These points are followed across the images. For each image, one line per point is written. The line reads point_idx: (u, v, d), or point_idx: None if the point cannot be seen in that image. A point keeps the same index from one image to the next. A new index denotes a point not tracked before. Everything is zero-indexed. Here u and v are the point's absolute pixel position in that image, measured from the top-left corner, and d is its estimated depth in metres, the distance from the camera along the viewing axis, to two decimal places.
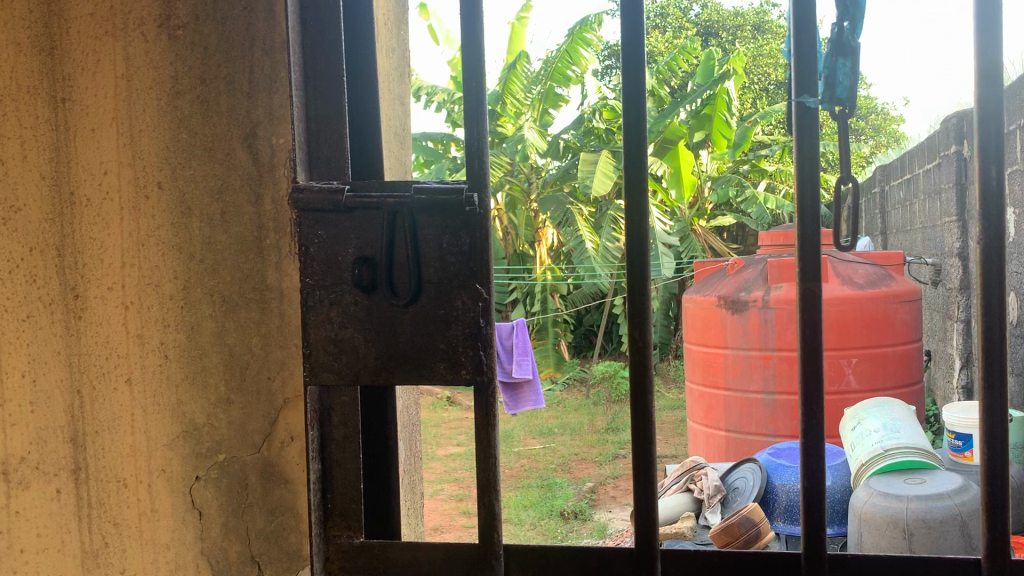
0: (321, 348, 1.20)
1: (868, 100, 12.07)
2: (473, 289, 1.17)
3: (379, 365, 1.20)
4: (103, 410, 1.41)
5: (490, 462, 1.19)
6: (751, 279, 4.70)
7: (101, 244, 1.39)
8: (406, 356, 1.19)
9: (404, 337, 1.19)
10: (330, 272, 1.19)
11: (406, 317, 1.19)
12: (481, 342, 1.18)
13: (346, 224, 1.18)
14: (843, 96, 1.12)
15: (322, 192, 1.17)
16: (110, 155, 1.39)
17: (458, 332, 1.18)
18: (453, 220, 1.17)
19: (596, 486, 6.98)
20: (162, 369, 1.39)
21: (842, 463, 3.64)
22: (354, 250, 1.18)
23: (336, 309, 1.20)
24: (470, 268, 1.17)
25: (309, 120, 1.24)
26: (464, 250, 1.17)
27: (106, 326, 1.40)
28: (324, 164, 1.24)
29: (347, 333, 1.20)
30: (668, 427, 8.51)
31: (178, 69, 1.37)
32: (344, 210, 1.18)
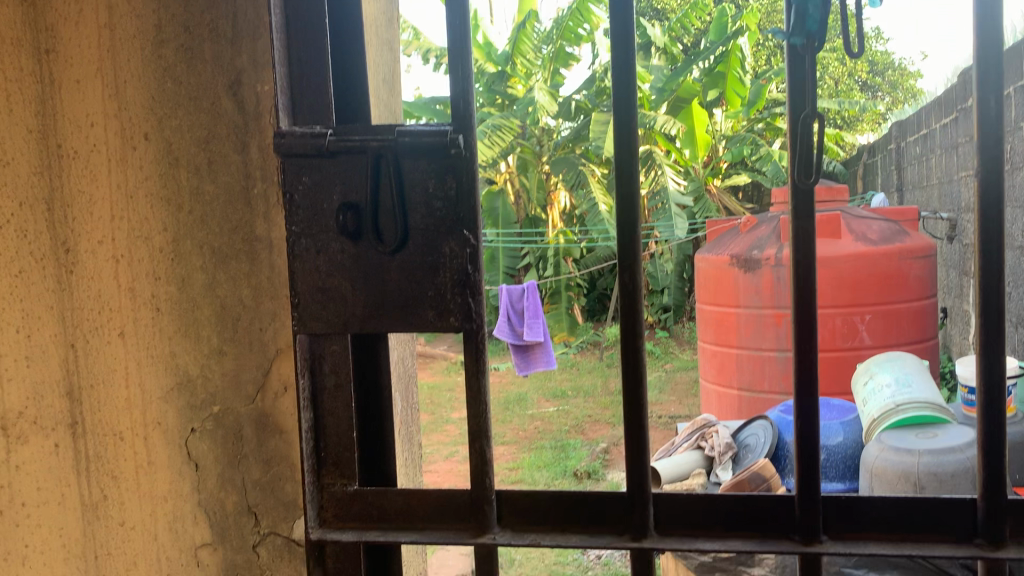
0: (310, 296, 1.20)
1: (885, 56, 11.85)
2: (461, 234, 1.15)
3: (368, 313, 1.19)
4: (98, 363, 1.41)
5: (481, 408, 1.18)
6: (764, 238, 4.63)
7: (90, 197, 1.38)
8: (395, 303, 1.18)
9: (392, 284, 1.18)
10: (315, 219, 1.18)
11: (393, 264, 1.17)
12: (470, 288, 1.16)
13: (330, 170, 1.17)
14: (811, 30, 1.03)
15: (304, 136, 1.16)
16: (96, 107, 1.37)
17: (447, 278, 1.16)
18: (439, 163, 1.14)
19: (610, 447, 7.01)
20: (154, 322, 1.39)
21: (853, 419, 3.63)
22: (339, 197, 1.17)
23: (323, 257, 1.18)
24: (457, 213, 1.15)
25: (291, 64, 1.22)
26: (450, 194, 1.15)
27: (98, 280, 1.40)
28: (308, 109, 1.22)
29: (334, 281, 1.19)
30: (682, 388, 8.51)
31: (161, 17, 1.35)
32: (328, 155, 1.16)
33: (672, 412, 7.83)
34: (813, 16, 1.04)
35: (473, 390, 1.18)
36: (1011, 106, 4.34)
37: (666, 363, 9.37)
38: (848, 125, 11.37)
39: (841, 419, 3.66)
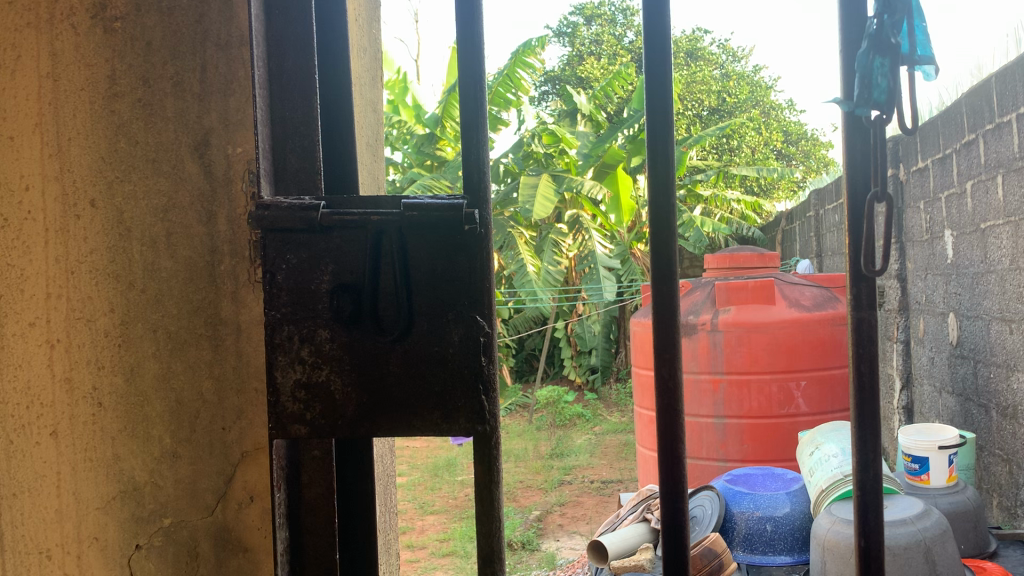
0: (291, 394, 1.02)
1: (798, 127, 12.21)
2: (472, 321, 0.99)
3: (362, 414, 1.01)
4: (23, 468, 1.20)
5: (494, 527, 1.02)
6: (699, 301, 3.86)
7: (21, 272, 1.19)
8: (393, 403, 1.00)
9: (389, 381, 1.00)
10: (300, 303, 1.01)
11: (392, 357, 1.00)
12: (483, 386, 1.00)
13: (320, 247, 1.00)
14: (881, 100, 0.89)
15: (291, 208, 0.99)
16: (33, 168, 1.19)
17: (454, 375, 0.99)
18: (449, 241, 0.99)
19: (543, 515, 6.79)
20: (95, 421, 1.18)
21: (800, 490, 3.12)
22: (331, 276, 1.00)
23: (308, 347, 1.01)
24: (469, 298, 0.99)
25: (274, 122, 1.06)
26: (462, 276, 0.99)
27: (26, 369, 1.19)
28: (293, 178, 1.06)
29: (321, 377, 1.01)
30: (613, 451, 8.36)
31: (116, 67, 1.17)
32: (321, 230, 0.99)
33: (604, 478, 7.67)
34: (879, 85, 0.88)
35: (483, 503, 1.02)
36: (929, 179, 4.34)
37: (596, 426, 9.22)
38: (765, 192, 11.47)
39: (786, 489, 3.12)
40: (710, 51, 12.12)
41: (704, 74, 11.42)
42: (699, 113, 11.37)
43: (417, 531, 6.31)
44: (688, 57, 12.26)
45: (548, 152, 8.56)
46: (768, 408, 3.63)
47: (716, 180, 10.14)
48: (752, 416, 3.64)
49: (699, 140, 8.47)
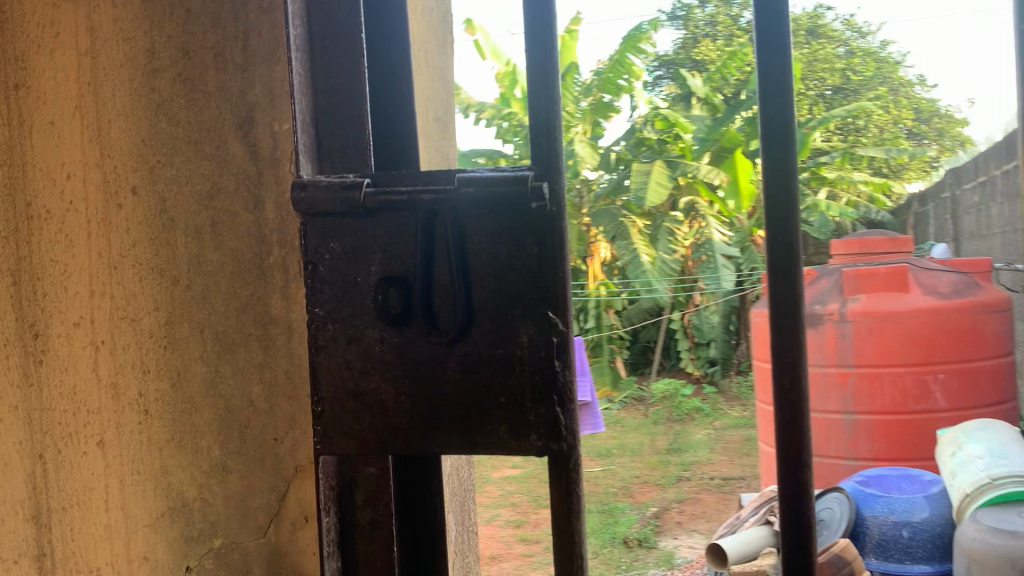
0: (337, 403, 0.87)
1: (931, 104, 11.41)
2: (543, 318, 0.83)
3: (418, 428, 0.86)
4: (71, 480, 1.11)
5: (576, 565, 0.85)
6: (824, 289, 3.50)
7: (64, 268, 1.10)
8: (454, 415, 0.85)
9: (447, 388, 0.85)
10: (344, 298, 0.86)
11: (449, 361, 0.84)
12: (557, 396, 0.83)
13: (365, 232, 0.85)
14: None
15: (330, 188, 0.85)
16: (74, 154, 1.09)
17: (523, 382, 0.83)
18: (513, 224, 0.83)
19: (660, 512, 6.56)
20: (141, 430, 1.08)
21: (941, 492, 2.75)
22: (378, 269, 0.85)
23: (355, 349, 0.86)
24: (538, 290, 0.83)
25: (317, 93, 0.92)
26: (530, 265, 0.83)
27: (72, 373, 1.10)
28: (339, 155, 0.92)
29: (369, 384, 0.86)
30: (733, 447, 8.02)
31: (155, 40, 1.06)
32: (365, 214, 0.85)
33: (725, 474, 7.36)
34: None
35: (562, 537, 0.85)
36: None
37: (715, 421, 8.87)
38: (895, 174, 10.79)
39: (924, 493, 2.75)
40: (834, 27, 11.46)
41: (827, 51, 10.80)
42: (821, 92, 10.77)
43: (531, 525, 6.17)
44: (809, 35, 11.63)
45: (662, 138, 8.24)
46: (902, 404, 3.31)
47: (842, 162, 9.58)
48: (885, 412, 3.33)
49: (823, 121, 7.97)
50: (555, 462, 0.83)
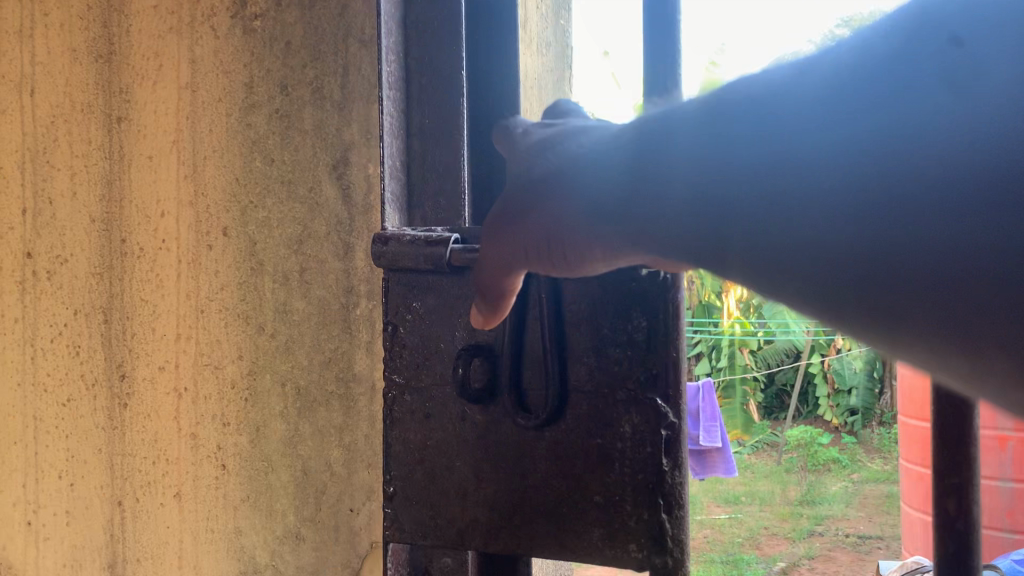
0: (405, 487, 0.71)
1: None
2: (651, 406, 0.63)
3: (497, 528, 0.68)
4: (147, 532, 1.06)
5: None
6: None
7: (154, 308, 1.06)
8: (540, 514, 0.67)
9: (534, 481, 0.67)
10: (422, 367, 0.71)
11: (537, 449, 0.67)
12: (663, 502, 0.63)
13: (452, 291, 0.70)
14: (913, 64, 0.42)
15: (414, 242, 0.70)
16: (170, 191, 1.05)
17: (625, 484, 0.64)
18: (619, 290, 0.65)
19: (789, 567, 6.18)
20: (217, 485, 1.01)
21: None
22: (463, 335, 0.70)
23: (428, 425, 0.71)
24: (647, 370, 0.64)
25: (410, 134, 0.83)
26: (638, 340, 0.64)
27: (154, 419, 1.05)
28: (431, 202, 0.82)
29: (441, 467, 0.70)
30: (872, 504, 7.52)
31: (254, 74, 1.00)
32: (456, 274, 0.69)
33: (862, 532, 6.88)
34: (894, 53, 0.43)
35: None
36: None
37: (853, 473, 8.37)
38: None
39: None
40: None
41: None
42: None
43: None
44: None
45: None
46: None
47: None
48: None
49: None
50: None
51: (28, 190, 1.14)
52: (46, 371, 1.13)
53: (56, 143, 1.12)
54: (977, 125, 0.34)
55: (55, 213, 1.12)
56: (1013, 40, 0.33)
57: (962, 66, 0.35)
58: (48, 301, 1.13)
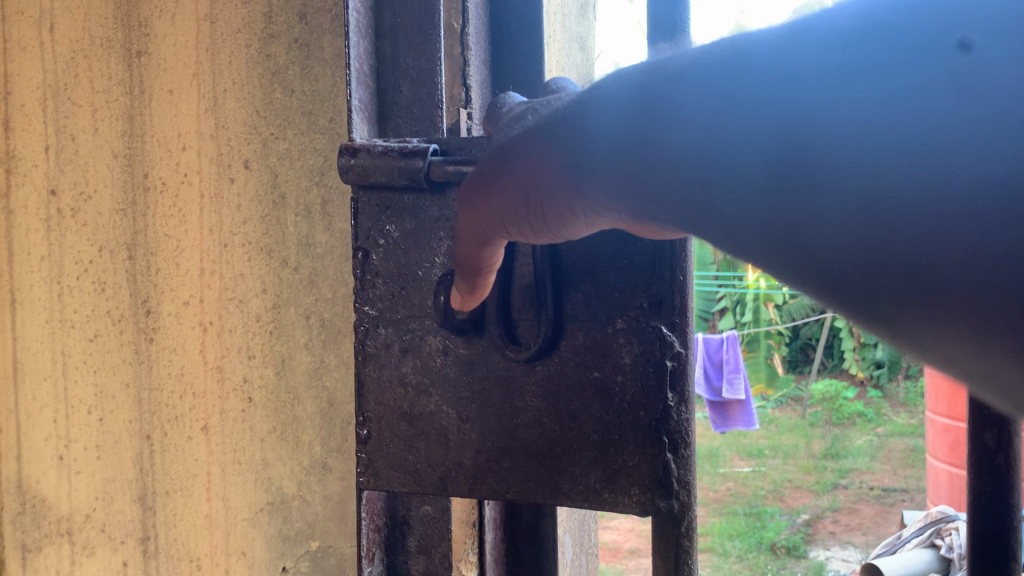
0: (388, 422, 0.76)
1: None
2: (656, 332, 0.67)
3: (486, 466, 0.72)
4: (176, 465, 1.07)
5: None
6: None
7: (177, 243, 1.06)
8: (530, 450, 0.71)
9: (525, 419, 0.71)
10: (401, 296, 0.75)
11: (527, 385, 0.71)
12: (668, 440, 0.66)
13: (431, 214, 0.74)
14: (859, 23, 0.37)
15: (387, 156, 0.74)
16: (190, 125, 1.04)
17: (620, 423, 0.68)
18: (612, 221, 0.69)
19: (812, 520, 6.24)
20: (244, 419, 1.02)
21: None
22: (442, 260, 0.74)
23: (411, 360, 0.75)
24: (651, 298, 0.68)
25: (379, 44, 0.85)
26: (640, 265, 0.68)
27: (180, 353, 1.06)
28: (407, 113, 0.84)
29: (426, 406, 0.75)
30: (897, 458, 7.52)
31: (273, 4, 0.99)
32: (437, 190, 0.73)
33: (886, 485, 6.89)
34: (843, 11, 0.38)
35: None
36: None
37: (879, 427, 8.36)
38: None
39: None
40: None
41: None
42: None
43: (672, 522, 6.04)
44: None
45: None
46: None
47: None
48: None
49: None
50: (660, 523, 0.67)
51: (51, 127, 1.14)
52: (73, 308, 1.14)
53: (77, 79, 1.12)
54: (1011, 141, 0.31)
55: (78, 150, 1.12)
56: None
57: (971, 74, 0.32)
58: (73, 238, 1.13)
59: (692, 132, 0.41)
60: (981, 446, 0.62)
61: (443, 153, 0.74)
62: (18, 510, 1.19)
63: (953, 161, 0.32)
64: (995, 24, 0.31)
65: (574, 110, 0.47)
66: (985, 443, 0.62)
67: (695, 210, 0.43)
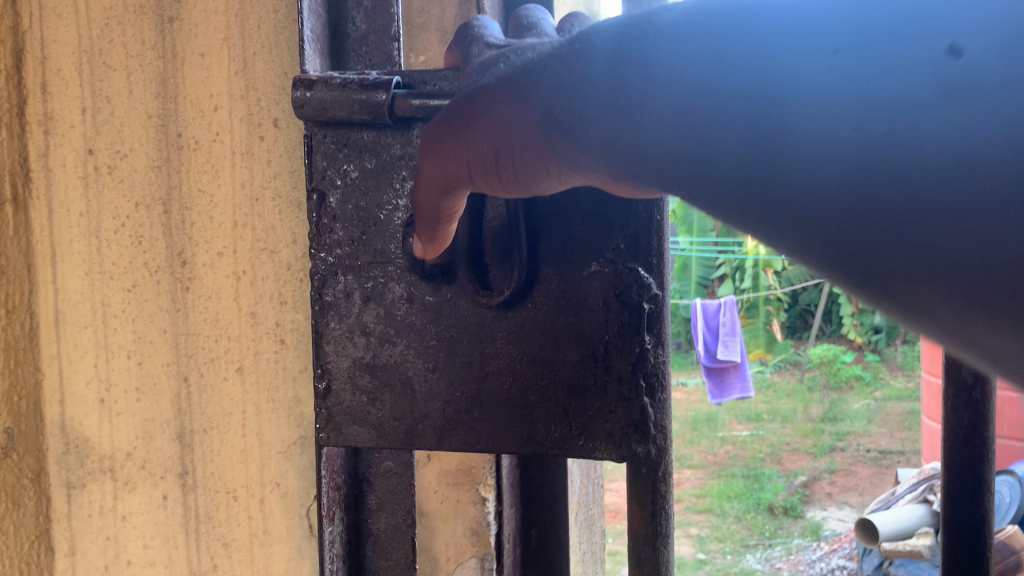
0: (353, 372, 0.85)
1: None
2: (634, 273, 0.75)
3: (456, 415, 0.81)
4: (212, 404, 1.15)
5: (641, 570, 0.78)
6: None
7: (210, 198, 1.13)
8: (500, 397, 0.80)
9: (496, 366, 0.80)
10: (361, 242, 0.84)
11: (498, 332, 0.79)
12: (645, 382, 0.75)
13: (393, 151, 0.82)
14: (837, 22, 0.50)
15: (345, 88, 0.82)
16: (221, 86, 1.11)
17: (584, 369, 0.76)
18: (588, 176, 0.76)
19: (809, 481, 6.38)
20: (277, 359, 1.11)
21: None
22: (405, 205, 0.82)
23: (371, 309, 0.84)
24: (627, 239, 0.75)
25: None
26: (616, 216, 0.76)
27: (215, 300, 1.14)
28: (365, 46, 0.94)
29: (392, 356, 0.83)
30: (894, 420, 7.65)
31: None
32: (400, 123, 0.81)
33: (882, 447, 7.03)
34: None
35: (637, 546, 0.77)
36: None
37: (876, 391, 8.49)
38: None
39: None
40: None
41: None
42: None
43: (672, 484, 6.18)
44: None
45: None
46: None
47: None
48: None
49: None
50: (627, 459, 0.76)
51: (88, 90, 1.21)
52: (112, 260, 1.21)
53: (111, 43, 1.18)
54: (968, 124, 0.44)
55: (114, 111, 1.19)
56: (999, 58, 0.43)
57: (958, 74, 0.44)
58: (110, 194, 1.20)
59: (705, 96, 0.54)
60: (961, 381, 0.79)
61: (405, 87, 0.82)
62: (62, 450, 1.28)
63: (922, 132, 0.46)
64: (976, 35, 0.44)
65: (581, 69, 0.60)
66: (963, 378, 0.79)
67: (696, 158, 0.56)
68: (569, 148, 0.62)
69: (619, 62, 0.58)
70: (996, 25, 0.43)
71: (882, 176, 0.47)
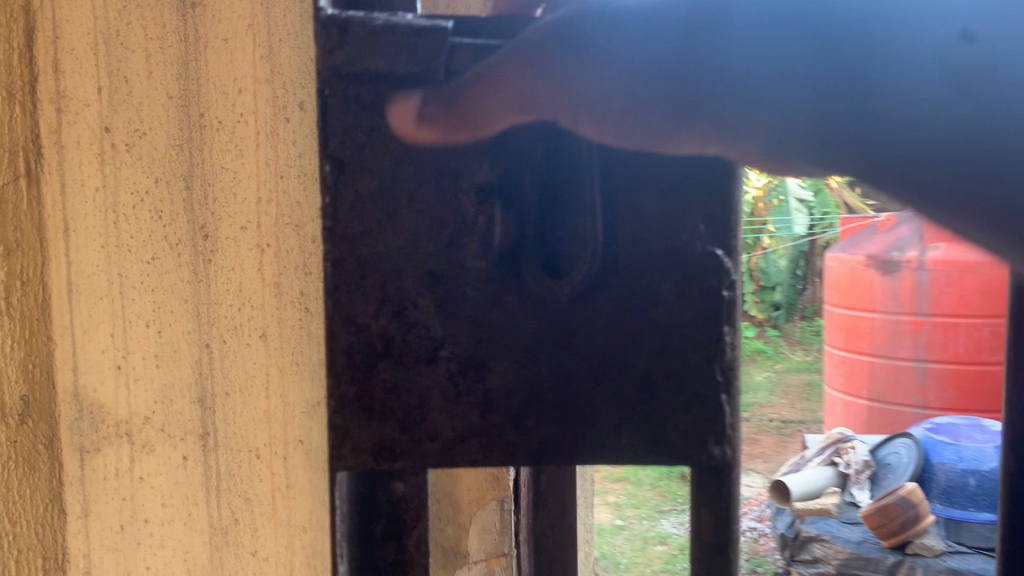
0: (393, 365, 0.83)
1: None
2: (712, 258, 0.81)
3: (501, 405, 0.83)
4: (234, 368, 1.23)
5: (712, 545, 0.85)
6: (907, 238, 4.76)
7: (234, 174, 1.21)
8: (555, 391, 0.83)
9: (548, 362, 0.82)
10: (384, 226, 0.82)
11: (584, 329, 0.82)
12: (721, 381, 0.81)
13: (440, 148, 0.81)
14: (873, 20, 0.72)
15: (396, 28, 0.79)
16: (245, 70, 1.19)
17: (679, 357, 0.81)
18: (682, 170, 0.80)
19: None
20: (302, 325, 1.21)
21: None
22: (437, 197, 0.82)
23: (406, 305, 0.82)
24: (700, 235, 0.81)
25: None
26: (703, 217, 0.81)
27: (239, 272, 1.22)
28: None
29: (424, 346, 0.83)
30: (794, 391, 8.12)
31: None
32: (444, 79, 0.80)
33: (784, 417, 7.45)
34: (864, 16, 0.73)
35: (699, 520, 0.85)
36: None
37: (776, 364, 8.98)
38: None
39: None
40: None
41: None
42: None
43: None
44: None
45: None
46: None
47: None
48: None
49: None
50: (715, 472, 0.83)
51: (104, 70, 1.22)
52: (130, 234, 1.25)
53: (129, 26, 1.21)
54: (991, 93, 0.70)
55: (131, 91, 1.22)
56: (999, 50, 0.70)
57: (973, 56, 0.70)
58: (126, 171, 1.24)
59: (803, 77, 0.73)
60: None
61: (457, 31, 0.81)
62: (74, 417, 1.29)
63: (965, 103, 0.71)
64: (982, 37, 0.70)
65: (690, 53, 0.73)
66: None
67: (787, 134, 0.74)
68: (697, 116, 0.75)
69: (707, 50, 0.73)
70: (997, 30, 0.70)
71: (954, 128, 0.71)
